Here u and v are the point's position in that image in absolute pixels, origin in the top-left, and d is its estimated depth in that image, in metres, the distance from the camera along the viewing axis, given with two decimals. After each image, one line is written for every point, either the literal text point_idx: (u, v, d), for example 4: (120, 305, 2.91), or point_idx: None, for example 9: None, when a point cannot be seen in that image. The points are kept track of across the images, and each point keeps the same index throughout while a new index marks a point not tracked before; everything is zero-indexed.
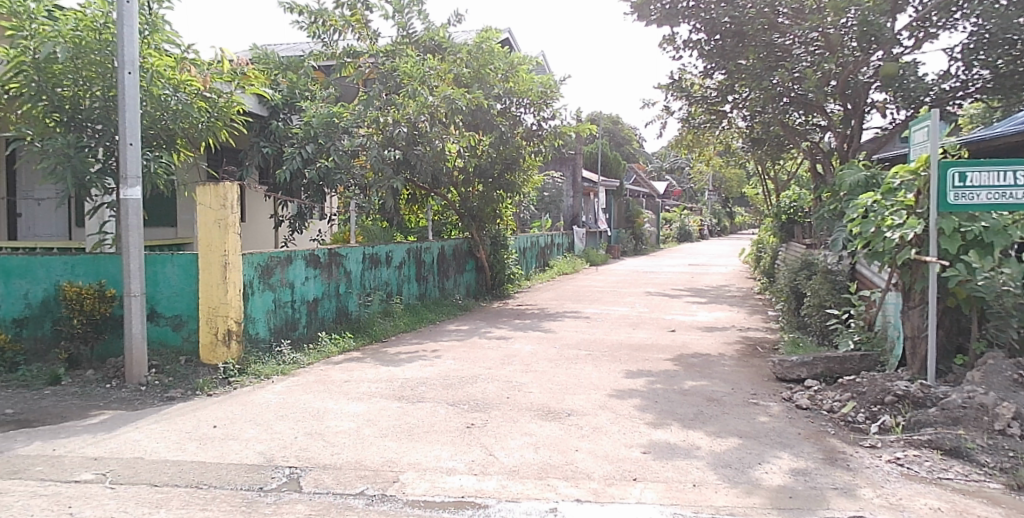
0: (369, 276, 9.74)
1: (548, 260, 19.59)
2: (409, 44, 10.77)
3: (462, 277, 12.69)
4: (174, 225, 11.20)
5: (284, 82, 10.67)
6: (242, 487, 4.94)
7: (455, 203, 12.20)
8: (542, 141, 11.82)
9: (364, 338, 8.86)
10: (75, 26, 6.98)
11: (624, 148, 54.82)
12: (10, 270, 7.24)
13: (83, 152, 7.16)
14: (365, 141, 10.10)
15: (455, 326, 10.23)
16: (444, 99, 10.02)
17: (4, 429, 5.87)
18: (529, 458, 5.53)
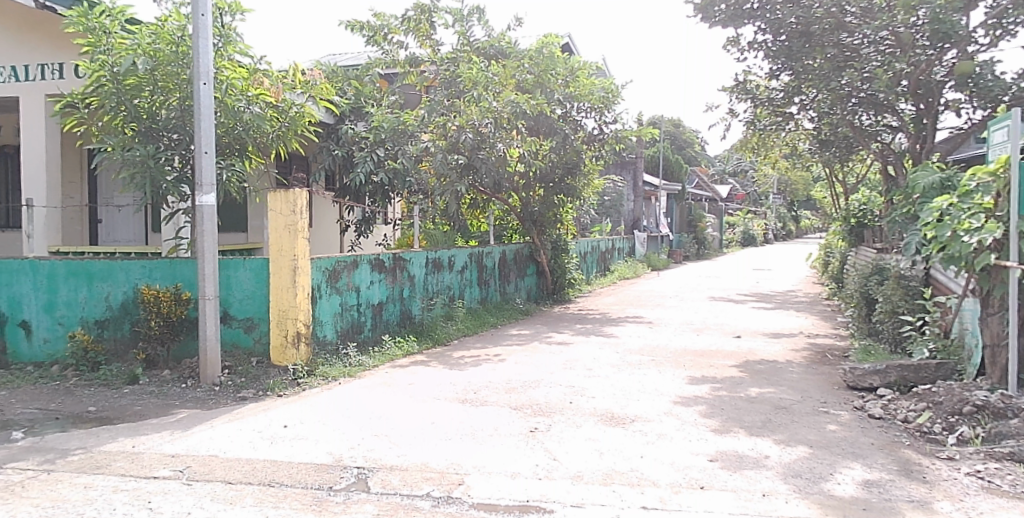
0: (432, 280, 9.81)
1: (609, 264, 19.50)
2: (471, 52, 10.84)
3: (524, 281, 12.73)
4: (244, 230, 11.52)
5: (350, 90, 10.83)
6: (313, 486, 5.04)
7: (517, 208, 12.21)
8: (603, 145, 11.72)
9: (428, 342, 8.96)
10: (152, 39, 7.26)
11: (686, 151, 54.06)
12: (92, 273, 7.50)
13: (159, 161, 7.37)
14: (429, 146, 10.32)
15: (517, 330, 10.24)
16: (507, 104, 10.07)
17: (88, 427, 6.15)
18: (594, 464, 5.49)
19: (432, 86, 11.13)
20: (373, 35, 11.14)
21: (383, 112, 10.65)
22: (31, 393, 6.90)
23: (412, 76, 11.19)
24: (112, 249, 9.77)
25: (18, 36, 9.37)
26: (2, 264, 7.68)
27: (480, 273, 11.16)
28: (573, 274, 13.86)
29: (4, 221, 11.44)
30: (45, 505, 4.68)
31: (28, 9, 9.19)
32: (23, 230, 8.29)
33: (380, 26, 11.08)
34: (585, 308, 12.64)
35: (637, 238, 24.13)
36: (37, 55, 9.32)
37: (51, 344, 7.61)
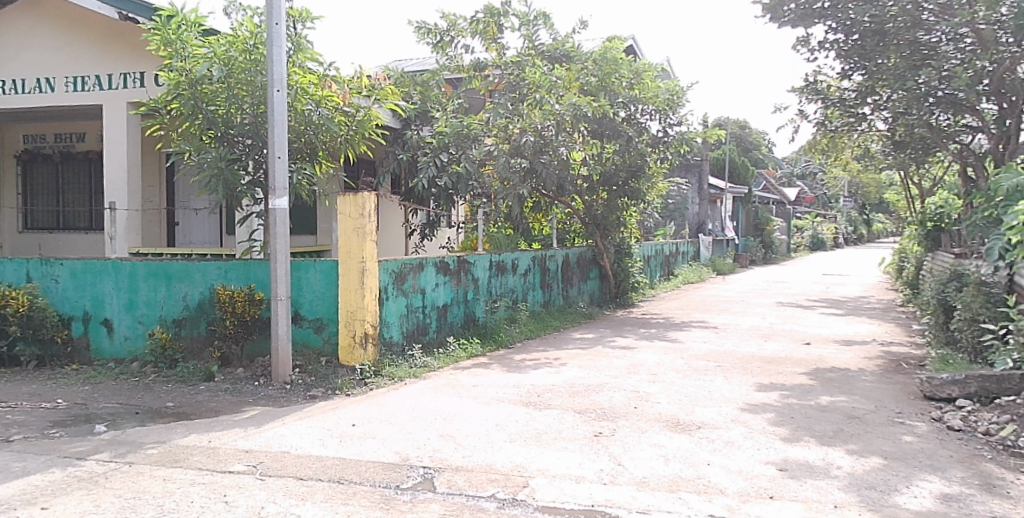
0: (496, 282, 9.87)
1: (674, 268, 19.27)
2: (535, 55, 10.84)
3: (587, 284, 12.70)
4: (313, 233, 11.81)
5: (417, 95, 11.09)
6: (381, 484, 5.14)
7: (580, 211, 12.22)
8: (667, 148, 11.56)
9: (491, 344, 9.01)
10: (227, 48, 7.49)
11: (752, 154, 52.89)
12: (171, 274, 7.79)
13: (234, 165, 7.60)
14: (493, 149, 10.39)
15: (580, 334, 10.22)
16: (570, 107, 10.04)
17: (166, 422, 6.40)
18: (660, 470, 5.43)
19: (496, 90, 11.17)
20: (438, 41, 11.30)
21: (448, 117, 10.78)
22: (113, 388, 7.22)
23: (477, 80, 11.22)
24: (189, 250, 10.15)
25: (102, 47, 9.82)
26: (86, 264, 8.02)
27: (543, 277, 11.17)
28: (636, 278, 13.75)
29: (87, 224, 12.04)
30: (127, 496, 4.90)
31: (111, 21, 9.64)
32: (108, 232, 8.70)
33: (446, 31, 11.22)
34: (649, 312, 12.52)
35: (702, 242, 23.78)
36: (119, 64, 9.74)
37: (131, 341, 7.93)
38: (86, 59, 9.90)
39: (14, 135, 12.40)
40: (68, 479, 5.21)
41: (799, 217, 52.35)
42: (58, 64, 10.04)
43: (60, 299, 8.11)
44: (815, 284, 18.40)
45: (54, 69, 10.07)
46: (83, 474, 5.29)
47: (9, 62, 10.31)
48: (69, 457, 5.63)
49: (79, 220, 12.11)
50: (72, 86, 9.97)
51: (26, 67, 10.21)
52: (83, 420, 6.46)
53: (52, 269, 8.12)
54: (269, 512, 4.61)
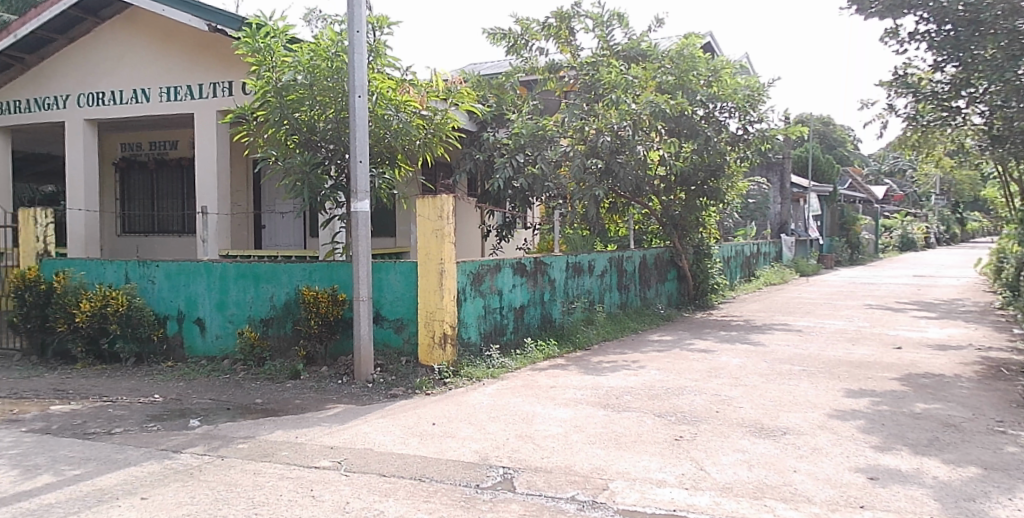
0: (573, 283, 9.84)
1: (755, 269, 18.82)
2: (611, 55, 10.79)
3: (665, 285, 12.60)
4: (392, 235, 12.05)
5: (493, 98, 11.21)
6: (461, 483, 5.19)
7: (658, 211, 12.13)
8: (747, 146, 11.28)
9: (568, 346, 8.99)
10: (311, 57, 7.67)
11: (836, 152, 51.00)
12: (259, 275, 8.07)
13: (318, 169, 7.80)
14: (568, 150, 10.43)
15: (658, 336, 10.10)
16: (647, 105, 9.94)
17: (255, 417, 6.64)
18: (744, 476, 5.30)
19: (569, 91, 11.21)
20: (513, 44, 11.35)
21: (523, 119, 10.79)
22: (205, 384, 7.53)
23: (552, 81, 11.26)
24: (275, 252, 10.51)
25: (194, 59, 10.29)
26: (180, 265, 8.39)
27: (620, 278, 11.07)
28: (716, 280, 13.49)
29: (179, 227, 12.63)
30: (220, 488, 5.10)
31: (204, 34, 10.13)
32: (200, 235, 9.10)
33: (520, 34, 11.29)
34: (728, 314, 12.27)
35: (784, 242, 23.14)
36: (210, 75, 10.18)
37: (222, 340, 8.25)
38: (178, 71, 10.38)
39: (112, 144, 13.10)
40: (166, 471, 5.46)
41: (883, 216, 50.29)
42: (153, 75, 10.56)
43: (156, 299, 8.51)
44: (904, 286, 17.62)
45: (150, 81, 10.59)
46: (180, 467, 5.54)
47: (108, 75, 10.87)
48: (165, 450, 5.91)
49: (171, 224, 12.71)
50: (167, 96, 10.47)
51: (124, 79, 10.76)
52: (178, 414, 6.77)
53: (149, 271, 8.53)
54: (354, 507, 4.71)
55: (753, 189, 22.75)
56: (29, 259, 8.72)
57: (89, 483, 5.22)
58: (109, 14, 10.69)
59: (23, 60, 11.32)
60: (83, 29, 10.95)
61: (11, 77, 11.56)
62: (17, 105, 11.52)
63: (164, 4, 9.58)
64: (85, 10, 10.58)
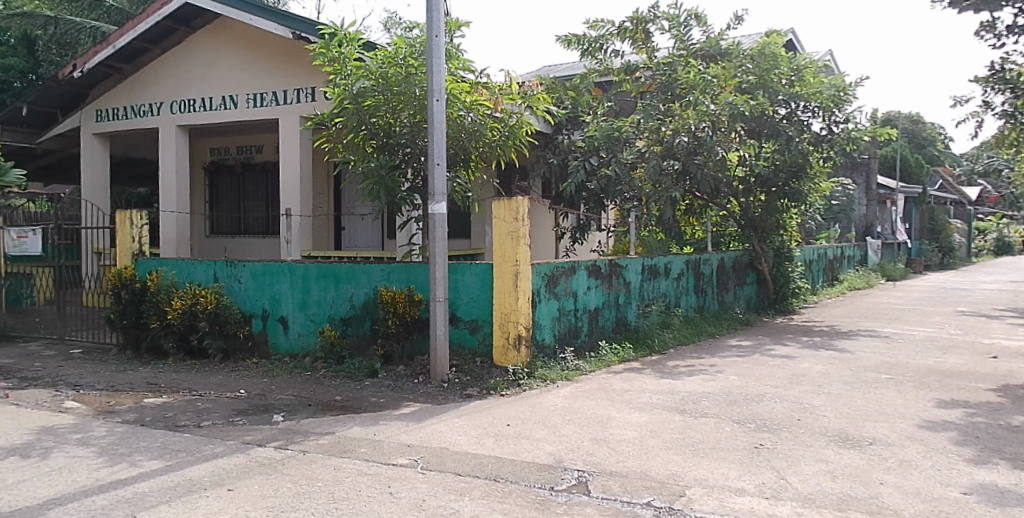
0: (648, 286, 9.73)
1: (839, 274, 18.23)
2: (689, 55, 10.58)
3: (744, 289, 12.31)
4: (467, 237, 12.28)
5: (568, 99, 11.29)
6: (536, 485, 5.19)
7: (737, 213, 11.87)
8: (832, 146, 10.97)
9: (644, 350, 8.91)
10: (387, 63, 7.76)
11: (923, 151, 48.73)
12: (340, 275, 8.28)
13: (395, 172, 7.91)
14: (644, 151, 10.34)
15: (737, 341, 9.88)
16: (726, 106, 9.78)
17: (335, 414, 6.82)
18: (827, 487, 5.13)
19: (648, 91, 11.01)
20: (588, 47, 11.29)
21: (598, 120, 10.88)
22: (288, 381, 7.78)
23: (628, 83, 11.10)
24: (353, 253, 10.78)
25: (277, 65, 10.64)
26: (265, 266, 8.68)
27: (697, 281, 10.89)
28: (798, 284, 13.12)
29: (263, 229, 13.10)
30: (302, 481, 5.26)
31: (287, 42, 10.49)
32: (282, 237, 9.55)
33: (595, 37, 11.22)
34: (810, 319, 11.91)
35: (869, 245, 22.27)
36: (292, 81, 10.51)
37: (304, 338, 8.49)
38: (261, 77, 10.77)
39: (201, 149, 13.70)
40: (251, 464, 5.66)
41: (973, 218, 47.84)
42: (239, 82, 10.97)
43: (242, 298, 8.83)
44: (999, 292, 16.70)
45: (237, 87, 11.01)
46: (264, 460, 5.74)
47: (196, 83, 11.36)
48: (250, 443, 6.12)
49: (257, 225, 13.16)
50: (253, 102, 10.85)
51: (212, 86, 11.23)
52: (262, 409, 7.00)
53: (236, 270, 8.86)
54: (430, 505, 4.78)
55: (836, 190, 22.00)
56: (126, 258, 9.19)
57: (179, 473, 5.46)
58: (199, 24, 11.20)
59: (119, 69, 11.94)
60: (174, 39, 11.47)
61: (109, 86, 12.21)
62: (114, 113, 12.13)
63: (251, 13, 9.92)
64: (177, 21, 11.06)
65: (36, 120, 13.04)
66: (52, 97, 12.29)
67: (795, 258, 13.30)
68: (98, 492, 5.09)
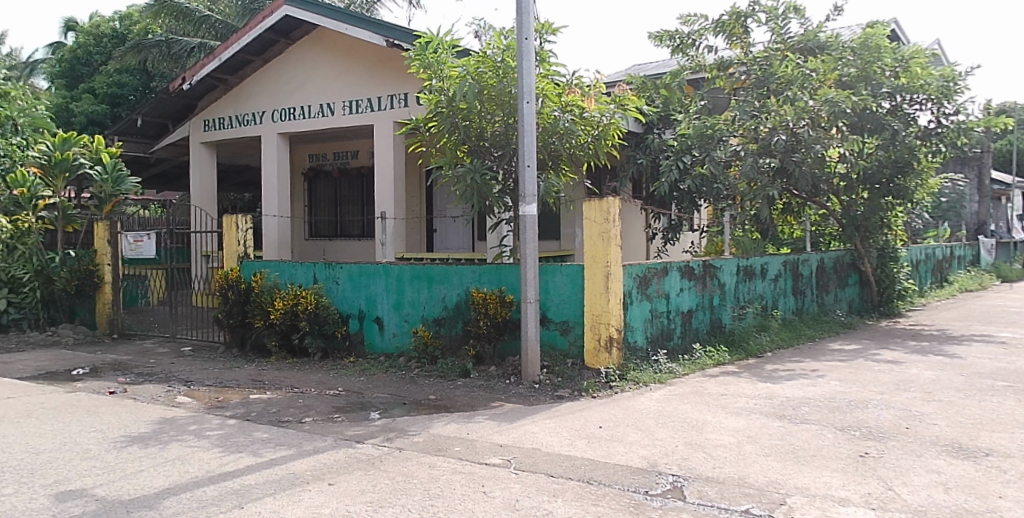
0: (744, 288, 9.50)
1: (949, 275, 17.31)
2: (785, 48, 10.36)
3: (845, 292, 11.87)
4: (557, 238, 12.42)
5: (659, 98, 11.24)
6: (630, 488, 5.12)
7: (837, 212, 11.60)
8: (941, 140, 10.42)
9: (740, 353, 8.70)
10: (479, 66, 7.87)
11: None
12: (432, 277, 8.42)
13: (486, 175, 8.00)
14: (739, 150, 10.09)
15: (840, 345, 9.53)
16: (827, 103, 9.43)
17: (429, 413, 6.96)
18: (940, 499, 4.84)
19: (743, 87, 10.67)
20: (680, 43, 11.12)
21: (690, 119, 10.76)
22: (383, 379, 8.00)
23: (721, 79, 10.85)
24: (446, 255, 11.01)
25: (370, 73, 10.95)
26: (361, 267, 8.93)
27: (796, 283, 10.57)
28: (904, 285, 12.58)
29: (359, 232, 13.54)
30: (398, 478, 5.37)
31: (380, 49, 10.77)
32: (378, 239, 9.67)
33: (688, 33, 11.04)
34: (918, 323, 11.36)
35: (982, 243, 21.03)
36: (385, 88, 10.77)
37: (398, 338, 8.68)
38: (356, 85, 11.09)
39: (300, 155, 14.27)
40: (351, 459, 5.83)
41: None
42: (336, 89, 11.33)
43: (340, 299, 9.10)
44: None
45: (333, 95, 11.38)
46: (363, 456, 5.90)
47: (295, 92, 11.81)
48: (349, 439, 6.31)
49: (352, 228, 13.62)
50: (349, 109, 11.18)
51: (310, 95, 11.64)
52: (360, 407, 7.21)
53: (334, 272, 9.14)
54: (523, 505, 4.80)
55: (945, 187, 20.95)
56: (232, 260, 9.62)
57: (283, 467, 5.68)
58: (297, 35, 11.65)
59: (226, 81, 12.57)
60: (275, 50, 11.98)
61: (216, 97, 12.84)
62: (219, 122, 12.73)
63: (347, 23, 10.22)
64: (278, 33, 11.52)
65: (150, 131, 13.77)
66: (165, 109, 13.01)
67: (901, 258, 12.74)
68: (208, 483, 5.34)
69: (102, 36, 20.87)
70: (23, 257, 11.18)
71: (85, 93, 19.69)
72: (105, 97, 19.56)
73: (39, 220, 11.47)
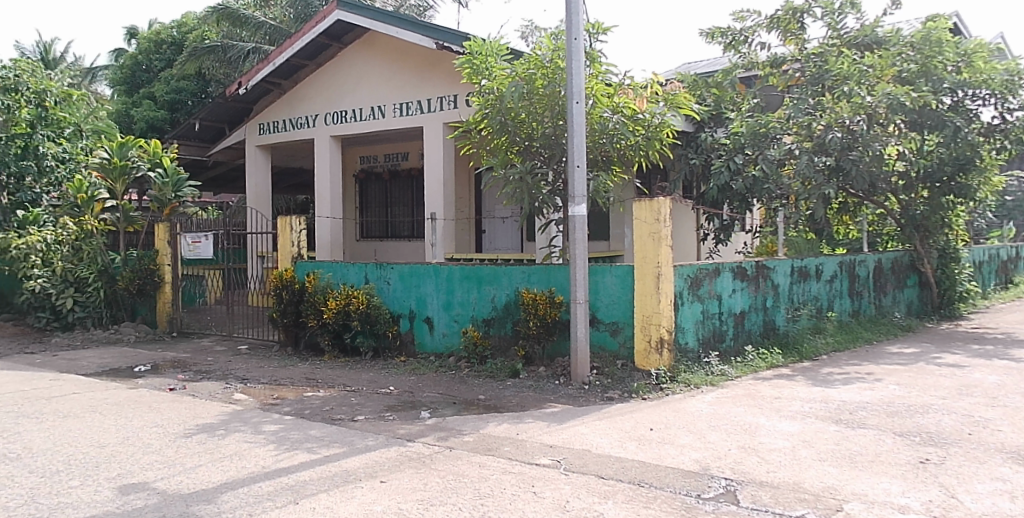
0: (798, 289, 9.34)
1: (1014, 276, 16.73)
2: (841, 45, 10.33)
3: (904, 293, 11.57)
4: (606, 239, 12.41)
5: (710, 97, 11.03)
6: (682, 492, 5.06)
7: (896, 211, 11.37)
8: (1005, 136, 10.10)
9: (794, 356, 8.57)
10: (527, 68, 7.89)
11: None
12: (482, 277, 8.48)
13: (536, 176, 8.00)
14: (794, 148, 10.01)
15: (898, 348, 9.30)
16: (884, 97, 9.24)
17: (479, 412, 7.00)
18: (1006, 508, 4.65)
19: (796, 85, 10.63)
20: (732, 41, 11.11)
21: (743, 117, 10.60)
22: (434, 379, 8.08)
23: (775, 77, 10.92)
24: (495, 256, 11.08)
25: (421, 76, 11.05)
26: (411, 268, 9.03)
27: (852, 284, 10.34)
28: (966, 287, 12.22)
29: (409, 232, 13.60)
30: (449, 477, 5.41)
31: (431, 52, 10.89)
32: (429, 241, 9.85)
33: (740, 30, 11.05)
34: (981, 326, 11.01)
35: None
36: (436, 90, 10.87)
37: (448, 338, 8.76)
38: (407, 88, 11.21)
39: (352, 157, 14.51)
40: (402, 458, 5.89)
41: None
42: (386, 92, 11.47)
43: (391, 299, 9.22)
44: None
45: (384, 98, 11.52)
46: (413, 454, 5.96)
47: (347, 95, 11.98)
48: (400, 438, 6.38)
49: (402, 229, 13.77)
50: (400, 112, 11.31)
51: (361, 98, 11.81)
52: (411, 406, 7.30)
53: (385, 272, 9.25)
54: (574, 506, 4.78)
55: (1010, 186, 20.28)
56: (286, 260, 9.83)
57: (336, 464, 5.77)
58: (349, 39, 11.82)
59: (279, 85, 12.76)
60: (328, 55, 12.15)
61: (270, 101, 13.07)
62: (273, 126, 13.00)
63: (398, 27, 10.33)
64: (330, 38, 11.71)
65: (207, 135, 14.15)
66: (222, 114, 13.30)
67: (963, 259, 12.38)
68: (264, 478, 5.46)
69: (161, 42, 21.40)
70: (87, 257, 11.68)
71: (146, 99, 20.41)
72: (164, 103, 20.20)
73: (101, 222, 11.86)
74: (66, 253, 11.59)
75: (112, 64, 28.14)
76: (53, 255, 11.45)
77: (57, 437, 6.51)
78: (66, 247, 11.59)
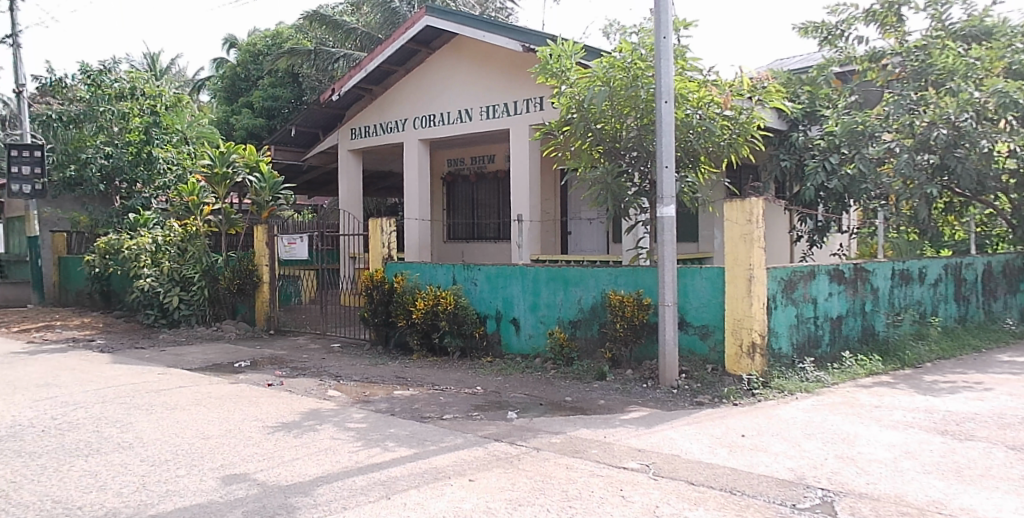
0: (900, 293, 8.97)
1: None
2: (946, 37, 9.94)
3: (1015, 298, 10.94)
4: (694, 240, 12.30)
5: (805, 94, 10.81)
6: (776, 501, 4.91)
7: (1007, 211, 10.79)
8: None
9: (896, 363, 8.23)
10: (609, 69, 7.84)
11: None
12: (569, 279, 8.50)
13: (620, 177, 7.96)
14: (894, 146, 9.59)
15: (1009, 357, 8.80)
16: (996, 94, 8.81)
17: (566, 414, 7.01)
18: None
19: (897, 80, 10.10)
20: (828, 35, 10.96)
21: (840, 115, 10.33)
22: (521, 380, 8.16)
23: (874, 72, 10.40)
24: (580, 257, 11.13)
25: (506, 77, 11.14)
26: (498, 269, 9.14)
27: (958, 288, 9.85)
28: None
29: (494, 234, 13.85)
30: (536, 478, 5.44)
31: (515, 54, 10.97)
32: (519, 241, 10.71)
33: (835, 25, 10.79)
34: None
35: None
36: (521, 92, 10.95)
37: (534, 339, 8.83)
38: (491, 90, 11.36)
39: (439, 160, 14.74)
40: (489, 457, 5.96)
41: None
42: (472, 95, 11.64)
43: (478, 299, 9.35)
44: None
45: (470, 101, 11.67)
46: (501, 454, 6.02)
47: (433, 99, 12.23)
48: (487, 438, 6.46)
49: (488, 230, 13.98)
50: (485, 114, 11.45)
51: (446, 101, 12.02)
52: (498, 406, 7.38)
53: (471, 273, 9.39)
54: (663, 512, 4.71)
55: None
56: (376, 261, 10.11)
57: (426, 461, 5.89)
58: (438, 43, 12.07)
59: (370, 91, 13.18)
60: (416, 59, 12.45)
61: (362, 107, 13.50)
62: (364, 131, 13.39)
63: (483, 31, 10.49)
64: (419, 43, 12.02)
65: (302, 140, 14.63)
66: (315, 120, 13.76)
67: None
68: (357, 473, 5.63)
69: (257, 53, 22.33)
70: (194, 258, 12.34)
71: (245, 107, 21.52)
72: (262, 111, 21.20)
73: (206, 224, 12.52)
74: (174, 253, 12.46)
75: (215, 76, 29.74)
76: (162, 255, 12.39)
77: (165, 427, 6.91)
78: (174, 248, 12.46)
